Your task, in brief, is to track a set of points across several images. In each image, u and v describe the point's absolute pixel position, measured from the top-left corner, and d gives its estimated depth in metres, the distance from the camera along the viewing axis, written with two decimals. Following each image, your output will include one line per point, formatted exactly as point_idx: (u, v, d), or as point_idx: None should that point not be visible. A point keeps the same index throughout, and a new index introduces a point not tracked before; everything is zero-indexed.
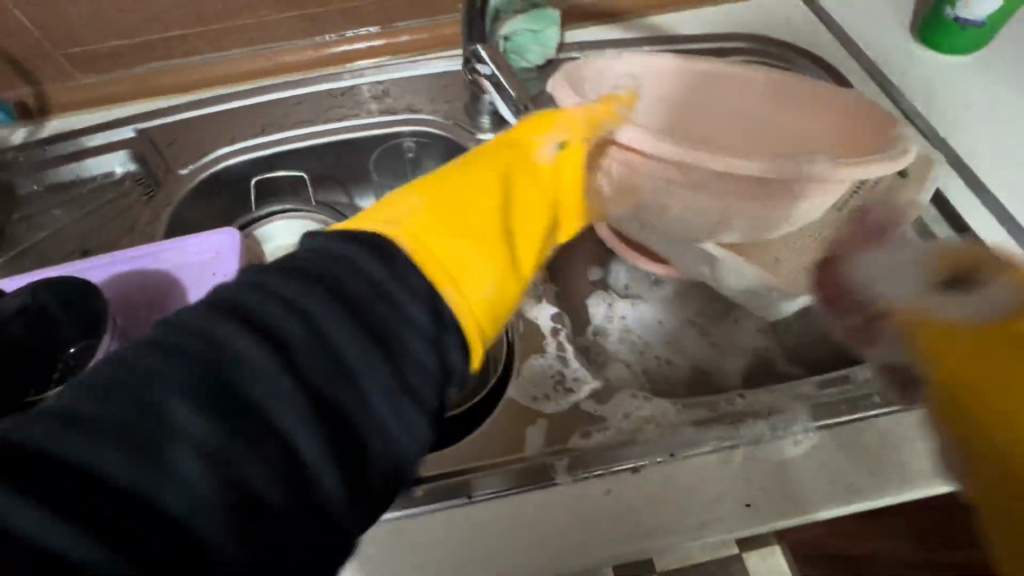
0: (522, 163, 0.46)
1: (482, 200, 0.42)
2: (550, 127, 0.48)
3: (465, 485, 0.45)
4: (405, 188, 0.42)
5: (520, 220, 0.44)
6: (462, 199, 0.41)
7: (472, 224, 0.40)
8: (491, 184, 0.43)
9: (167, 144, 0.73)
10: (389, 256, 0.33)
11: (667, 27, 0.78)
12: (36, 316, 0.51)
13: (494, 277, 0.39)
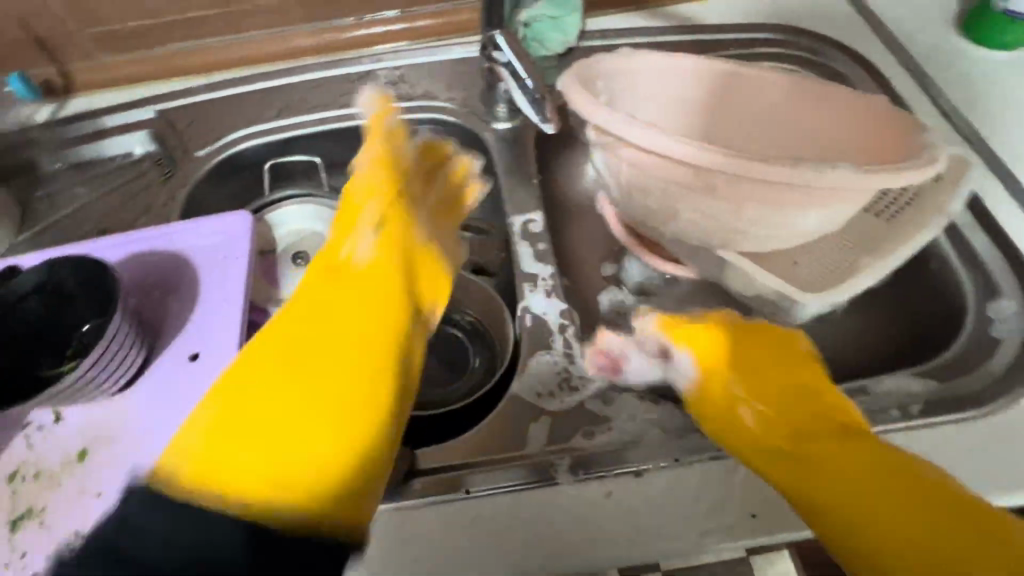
0: (334, 288, 0.47)
1: (299, 375, 0.42)
2: (360, 222, 0.50)
3: (464, 480, 0.45)
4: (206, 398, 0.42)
5: (355, 344, 0.44)
6: (274, 399, 0.41)
7: (299, 400, 0.41)
8: (311, 326, 0.44)
9: (185, 125, 0.73)
10: (186, 504, 0.35)
11: (694, 16, 0.75)
12: (53, 293, 0.53)
13: (323, 462, 0.39)
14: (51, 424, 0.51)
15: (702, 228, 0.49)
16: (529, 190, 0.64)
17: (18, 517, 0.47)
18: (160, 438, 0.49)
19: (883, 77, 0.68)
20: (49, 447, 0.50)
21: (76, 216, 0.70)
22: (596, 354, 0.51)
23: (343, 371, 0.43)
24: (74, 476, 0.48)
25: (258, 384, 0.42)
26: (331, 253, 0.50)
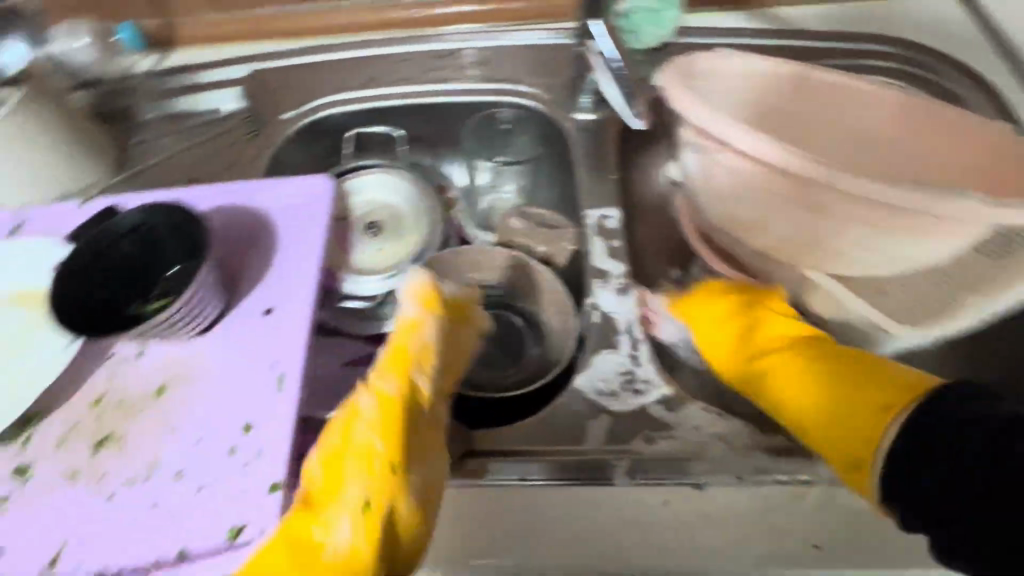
0: (337, 461, 0.45)
1: None
2: (341, 485, 0.44)
3: (521, 467, 0.45)
4: None
5: None
6: None
7: None
8: (318, 496, 0.44)
9: (274, 86, 0.75)
10: None
11: (797, 20, 0.72)
12: (145, 236, 0.54)
13: None
14: (134, 357, 0.54)
15: (794, 243, 0.47)
16: (606, 185, 0.63)
17: (100, 440, 0.49)
18: (232, 383, 0.51)
19: (1001, 102, 0.63)
20: (132, 379, 0.52)
21: (167, 163, 0.74)
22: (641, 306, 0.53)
23: None
24: (153, 409, 0.51)
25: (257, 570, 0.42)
26: (319, 492, 0.45)
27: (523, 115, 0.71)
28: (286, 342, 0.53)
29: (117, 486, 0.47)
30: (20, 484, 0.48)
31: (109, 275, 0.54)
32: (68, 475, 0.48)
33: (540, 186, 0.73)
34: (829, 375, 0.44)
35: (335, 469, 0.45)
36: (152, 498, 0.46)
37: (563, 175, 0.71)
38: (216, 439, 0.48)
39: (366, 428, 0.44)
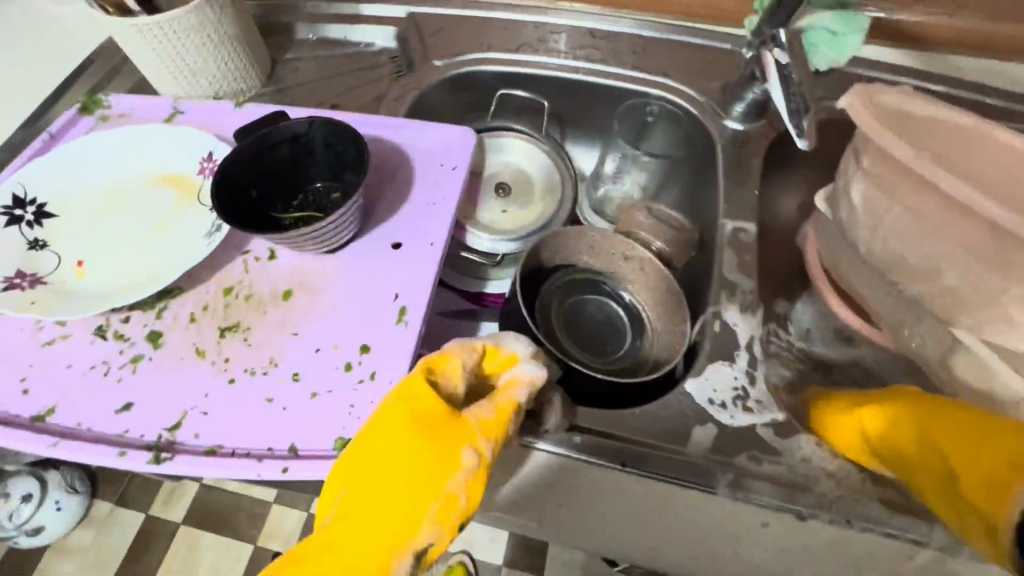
0: (400, 498, 0.38)
1: None
2: (425, 484, 0.38)
3: (623, 454, 0.45)
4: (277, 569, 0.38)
5: None
6: None
7: None
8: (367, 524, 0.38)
9: (429, 32, 0.76)
10: None
11: (979, 76, 0.67)
12: (301, 146, 0.57)
13: None
14: (267, 258, 0.56)
15: (961, 298, 0.44)
16: (745, 199, 0.61)
17: (227, 326, 0.52)
18: (355, 303, 0.53)
19: None
20: (262, 277, 0.55)
21: (313, 85, 0.76)
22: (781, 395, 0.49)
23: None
24: (279, 309, 0.53)
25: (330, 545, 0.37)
26: (393, 476, 0.38)
27: (672, 112, 0.70)
28: (411, 276, 0.54)
29: (239, 372, 0.49)
30: (153, 349, 0.51)
31: (261, 176, 0.56)
32: (197, 351, 0.51)
33: (665, 186, 0.73)
34: (948, 433, 0.37)
35: (394, 505, 0.38)
36: (270, 391, 0.48)
37: (695, 179, 0.69)
38: (334, 351, 0.50)
39: (454, 485, 0.38)
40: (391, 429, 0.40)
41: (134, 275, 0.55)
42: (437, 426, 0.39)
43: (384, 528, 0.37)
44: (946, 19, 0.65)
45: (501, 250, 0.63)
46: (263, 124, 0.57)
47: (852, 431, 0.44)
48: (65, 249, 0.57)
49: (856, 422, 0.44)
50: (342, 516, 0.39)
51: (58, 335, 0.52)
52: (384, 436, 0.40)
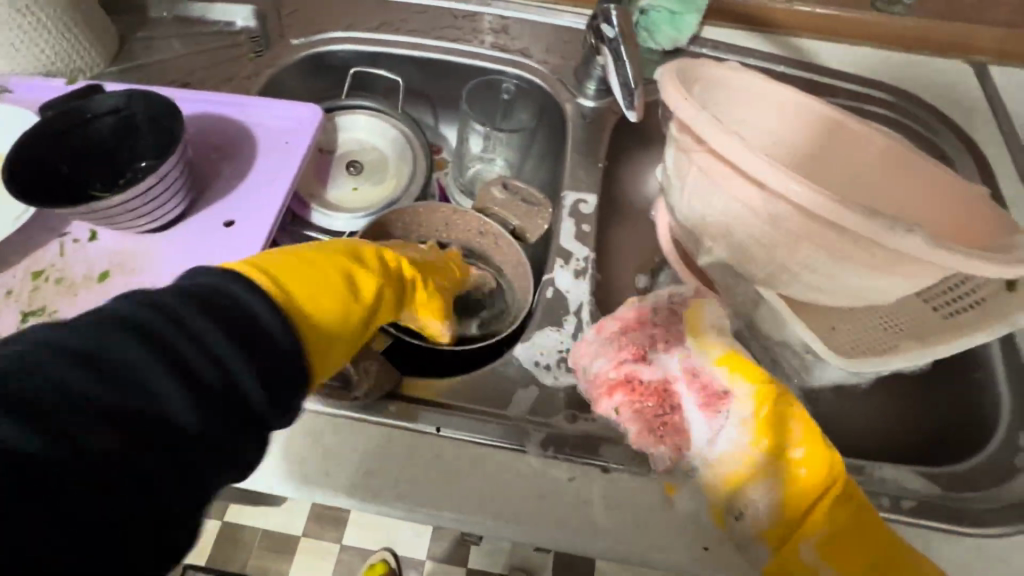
0: (395, 284, 0.46)
1: (334, 280, 0.40)
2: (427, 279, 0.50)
3: (439, 419, 0.45)
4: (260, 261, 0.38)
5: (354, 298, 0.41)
6: (314, 274, 0.39)
7: (326, 281, 0.40)
8: (373, 286, 0.43)
9: (288, 12, 0.75)
10: (148, 324, 0.29)
11: (814, 53, 0.70)
12: (124, 121, 0.54)
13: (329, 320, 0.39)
14: (86, 239, 0.53)
15: (752, 254, 0.46)
16: (590, 174, 0.63)
17: (31, 311, 0.49)
18: None
19: (991, 172, 0.64)
20: (78, 260, 0.52)
21: (166, 64, 0.73)
22: (657, 438, 0.43)
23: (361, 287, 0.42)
24: (92, 292, 0.50)
25: (321, 260, 0.41)
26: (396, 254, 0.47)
27: (529, 91, 0.71)
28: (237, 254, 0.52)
29: None
30: None
31: (72, 152, 0.52)
32: None
33: (531, 165, 0.74)
34: (873, 531, 0.40)
35: (384, 270, 0.45)
36: None
37: (553, 156, 0.71)
38: None
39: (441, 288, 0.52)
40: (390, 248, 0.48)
41: None
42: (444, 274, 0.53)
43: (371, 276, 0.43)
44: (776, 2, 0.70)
45: (351, 229, 0.61)
46: (77, 98, 0.53)
47: (800, 492, 0.40)
48: None
49: (808, 477, 0.40)
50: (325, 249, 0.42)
51: None
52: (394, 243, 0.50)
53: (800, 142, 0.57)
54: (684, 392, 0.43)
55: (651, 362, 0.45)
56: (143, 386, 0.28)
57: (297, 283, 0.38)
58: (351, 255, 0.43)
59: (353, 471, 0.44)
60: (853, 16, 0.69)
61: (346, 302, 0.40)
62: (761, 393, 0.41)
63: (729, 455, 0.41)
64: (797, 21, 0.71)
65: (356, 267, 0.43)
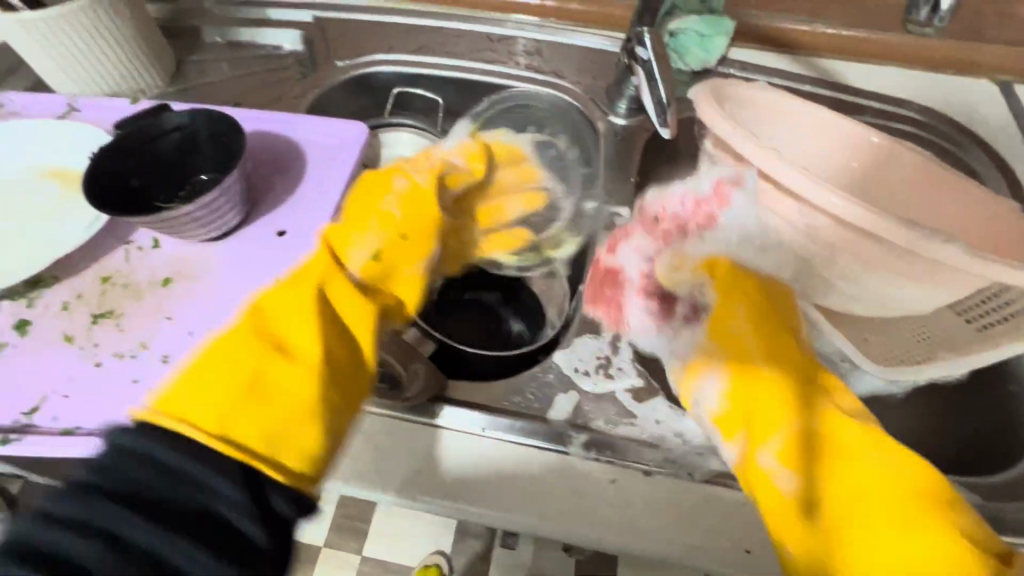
0: (337, 290, 0.42)
1: (247, 364, 0.36)
2: (370, 227, 0.46)
3: (483, 420, 0.47)
4: (167, 390, 0.35)
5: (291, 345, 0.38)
6: (225, 368, 0.36)
7: (236, 368, 0.36)
8: (305, 315, 0.39)
9: (333, 36, 0.79)
10: (123, 472, 0.31)
11: (839, 72, 0.73)
12: (187, 138, 0.58)
13: (275, 398, 0.36)
14: (149, 247, 0.57)
15: (788, 264, 0.48)
16: (623, 188, 0.66)
17: (100, 314, 0.52)
18: (234, 288, 0.54)
19: (1020, 186, 0.64)
20: (142, 267, 0.55)
21: (219, 85, 0.78)
22: (606, 311, 0.53)
23: (287, 340, 0.38)
24: (156, 296, 0.53)
25: (221, 350, 0.37)
26: (322, 257, 0.44)
27: (562, 110, 0.74)
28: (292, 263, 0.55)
29: (107, 356, 0.49)
30: (19, 337, 0.50)
31: (140, 166, 0.56)
32: (64, 338, 0.50)
33: None
34: (841, 448, 0.36)
35: (303, 296, 0.40)
36: (137, 373, 0.48)
37: None
38: (206, 335, 0.50)
39: (390, 203, 0.48)
40: (320, 255, 0.44)
41: (6, 266, 0.54)
42: (404, 177, 0.51)
43: (298, 309, 0.40)
44: (801, 24, 0.73)
45: None
46: (147, 116, 0.57)
47: (762, 387, 0.39)
48: None
49: (771, 364, 0.39)
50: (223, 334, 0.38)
51: None
52: (342, 232, 0.46)
53: (829, 156, 0.58)
54: (635, 269, 0.51)
55: (614, 251, 0.53)
56: (122, 534, 0.29)
57: (219, 387, 0.35)
58: (256, 320, 0.39)
59: (402, 468, 0.45)
60: (876, 38, 0.72)
61: (276, 367, 0.37)
62: (718, 285, 0.45)
63: (682, 351, 0.45)
64: (821, 43, 0.73)
65: (275, 332, 0.39)
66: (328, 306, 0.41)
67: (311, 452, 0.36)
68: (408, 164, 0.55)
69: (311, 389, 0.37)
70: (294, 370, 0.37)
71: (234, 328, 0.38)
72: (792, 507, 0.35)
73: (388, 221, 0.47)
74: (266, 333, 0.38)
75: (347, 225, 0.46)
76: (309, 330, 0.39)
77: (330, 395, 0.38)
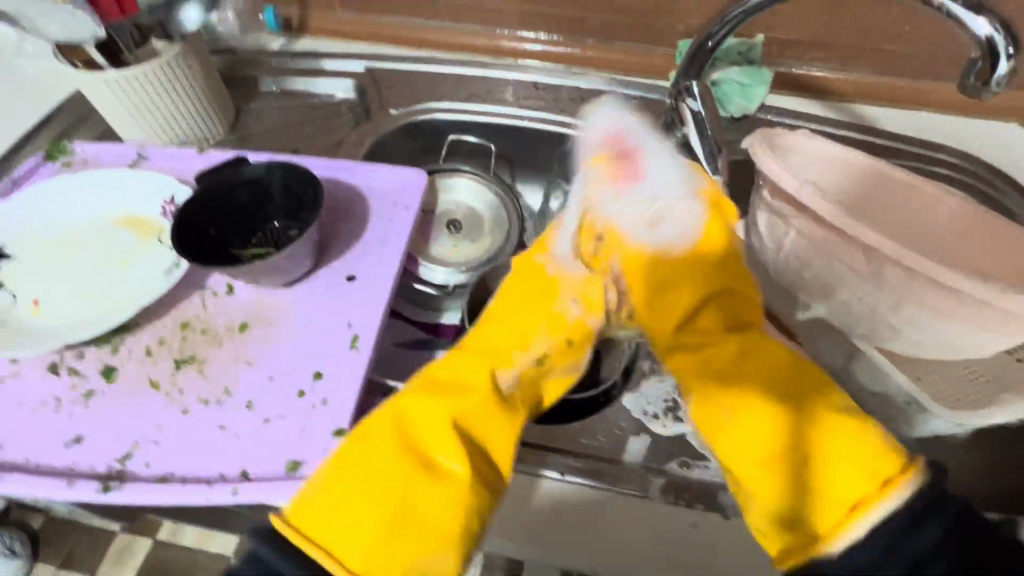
0: (487, 406, 0.43)
1: (392, 490, 0.40)
2: (535, 335, 0.47)
3: (563, 464, 0.48)
4: (318, 507, 0.40)
5: (436, 473, 0.41)
6: (376, 490, 0.40)
7: (386, 495, 0.40)
8: (450, 440, 0.41)
9: (386, 85, 0.83)
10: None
11: (873, 118, 0.76)
12: (261, 188, 0.60)
13: (423, 524, 0.40)
14: (224, 292, 0.59)
15: (854, 310, 0.50)
16: None
17: (182, 359, 0.54)
18: (308, 332, 0.55)
19: None
20: (219, 312, 0.57)
21: (277, 132, 0.81)
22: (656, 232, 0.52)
23: (431, 462, 0.41)
24: (234, 341, 0.55)
25: (371, 470, 0.40)
26: (472, 370, 0.44)
27: None
28: (363, 308, 0.57)
29: (192, 402, 0.50)
30: (107, 384, 0.51)
31: (218, 217, 0.59)
32: (150, 384, 0.52)
33: None
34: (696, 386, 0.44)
35: (452, 414, 0.42)
36: (223, 419, 0.49)
37: None
38: (286, 379, 0.52)
39: (561, 305, 0.48)
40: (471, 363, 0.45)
41: (90, 313, 0.56)
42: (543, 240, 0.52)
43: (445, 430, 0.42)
44: (835, 73, 0.76)
45: (451, 281, 0.67)
46: (221, 167, 0.59)
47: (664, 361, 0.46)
48: (20, 289, 0.58)
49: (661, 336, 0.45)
50: (371, 452, 0.41)
51: (9, 373, 0.52)
52: (499, 328, 0.48)
53: (877, 199, 0.61)
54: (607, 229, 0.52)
55: None
56: None
57: (367, 512, 0.39)
58: (401, 438, 0.42)
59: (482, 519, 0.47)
60: (907, 86, 0.75)
61: (422, 496, 0.40)
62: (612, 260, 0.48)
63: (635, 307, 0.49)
64: (854, 90, 0.77)
65: (428, 452, 0.42)
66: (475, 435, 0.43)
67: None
68: (558, 263, 0.50)
69: (457, 519, 0.40)
70: (433, 496, 0.40)
71: (385, 449, 0.41)
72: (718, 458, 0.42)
73: (556, 327, 0.47)
74: (414, 453, 0.41)
75: (507, 325, 0.48)
76: (461, 459, 0.41)
77: (465, 525, 0.40)
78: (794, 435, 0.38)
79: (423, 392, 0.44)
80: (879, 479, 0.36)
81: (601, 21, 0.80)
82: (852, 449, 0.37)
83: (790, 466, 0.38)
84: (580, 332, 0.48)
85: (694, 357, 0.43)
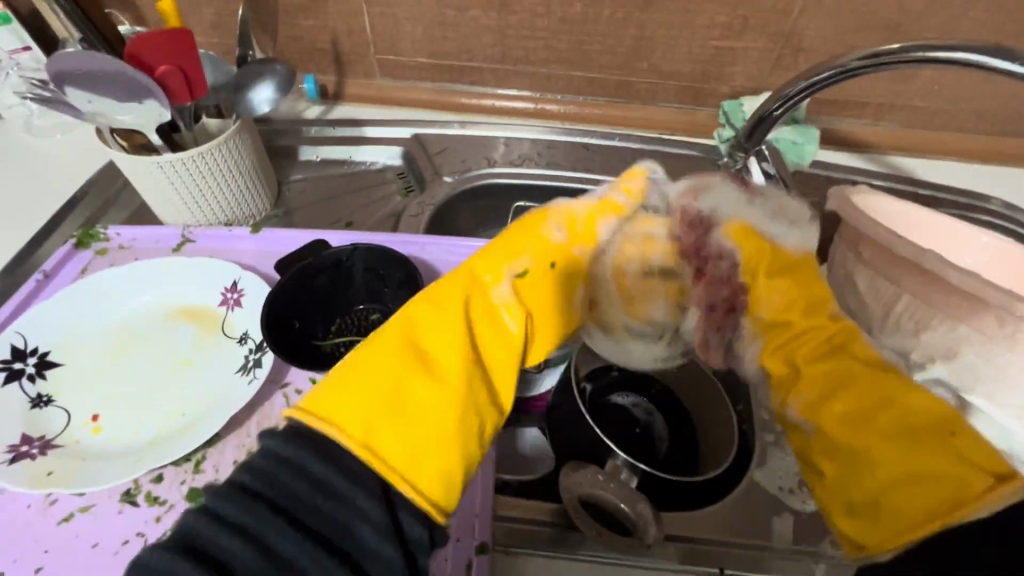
0: (486, 309, 0.44)
1: (399, 374, 0.39)
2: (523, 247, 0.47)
3: (719, 559, 0.48)
4: (323, 392, 0.39)
5: (440, 361, 0.41)
6: (379, 372, 0.39)
7: (395, 382, 0.39)
8: (454, 339, 0.41)
9: (435, 151, 0.81)
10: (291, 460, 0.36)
11: (910, 169, 0.80)
12: (342, 273, 0.56)
13: (424, 410, 0.38)
14: (308, 391, 0.53)
15: (978, 370, 0.50)
16: None
17: None
18: None
19: None
20: None
21: (324, 205, 0.77)
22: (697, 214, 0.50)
23: (437, 358, 0.41)
24: None
25: (381, 359, 0.40)
26: (472, 271, 0.46)
27: None
28: None
29: None
30: None
31: (301, 307, 0.55)
32: None
33: None
34: (810, 380, 0.44)
35: (451, 310, 0.43)
36: None
37: None
38: None
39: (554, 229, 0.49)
40: (477, 268, 0.46)
41: (162, 426, 0.50)
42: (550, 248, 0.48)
43: (446, 317, 0.42)
44: (870, 128, 0.80)
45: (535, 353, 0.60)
46: (301, 256, 0.57)
47: (789, 352, 0.47)
48: (74, 404, 0.52)
49: (791, 332, 0.47)
50: (379, 343, 0.41)
51: (78, 508, 0.46)
52: (491, 250, 0.48)
53: (949, 252, 0.62)
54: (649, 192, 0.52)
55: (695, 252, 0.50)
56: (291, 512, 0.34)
57: (371, 396, 0.38)
58: (405, 328, 0.42)
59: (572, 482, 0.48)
60: (939, 138, 0.80)
61: (423, 381, 0.39)
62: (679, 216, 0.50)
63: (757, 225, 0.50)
64: (892, 143, 0.80)
65: (430, 342, 0.41)
66: (471, 329, 0.43)
67: (448, 475, 0.37)
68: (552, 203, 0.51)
69: (455, 409, 0.39)
70: (433, 390, 0.39)
71: (392, 338, 0.41)
72: (820, 442, 0.42)
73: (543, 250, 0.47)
74: (422, 346, 0.41)
75: (504, 237, 0.49)
76: (464, 347, 0.41)
77: (468, 424, 0.39)
78: (904, 434, 0.39)
79: (428, 298, 0.44)
80: (976, 474, 0.36)
81: (649, 85, 0.81)
82: (949, 457, 0.37)
83: (893, 462, 0.38)
84: (566, 255, 0.48)
85: (799, 350, 0.46)
